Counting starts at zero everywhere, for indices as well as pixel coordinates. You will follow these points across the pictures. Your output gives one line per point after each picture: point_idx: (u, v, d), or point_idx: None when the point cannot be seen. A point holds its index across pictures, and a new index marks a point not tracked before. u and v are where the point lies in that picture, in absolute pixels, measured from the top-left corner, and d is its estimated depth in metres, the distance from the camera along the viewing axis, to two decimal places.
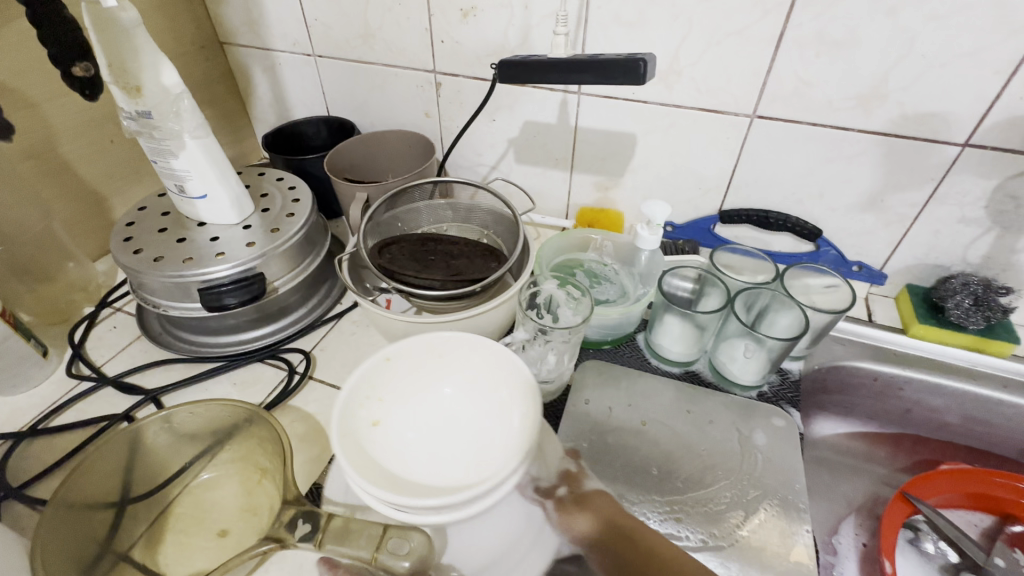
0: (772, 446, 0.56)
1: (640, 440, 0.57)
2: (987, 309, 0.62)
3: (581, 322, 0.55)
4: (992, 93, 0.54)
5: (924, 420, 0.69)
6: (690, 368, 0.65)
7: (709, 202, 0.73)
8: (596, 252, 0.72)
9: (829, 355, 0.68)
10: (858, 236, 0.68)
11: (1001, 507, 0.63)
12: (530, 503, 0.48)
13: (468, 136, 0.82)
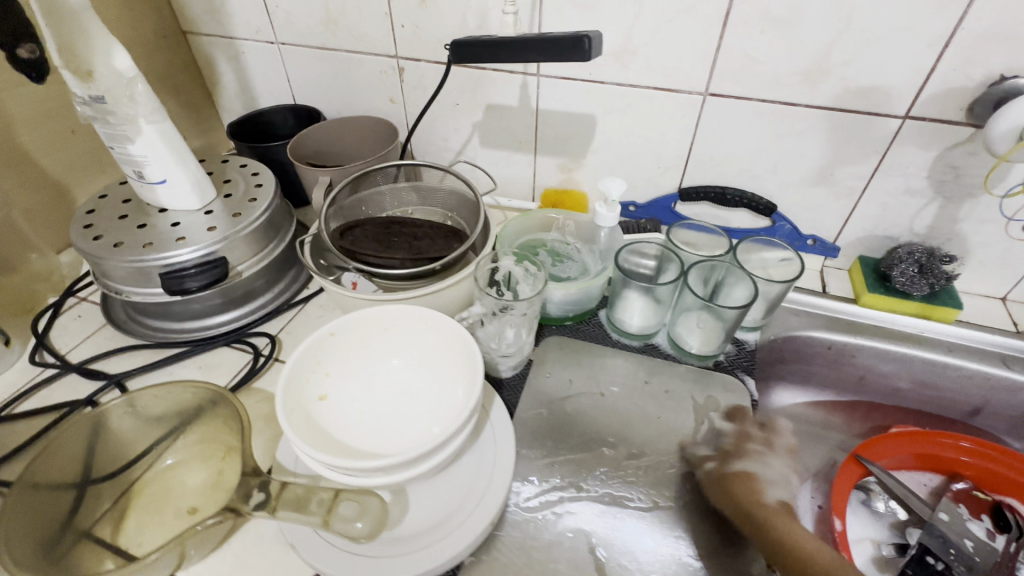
0: (725, 411, 0.59)
1: (597, 409, 0.59)
2: (932, 277, 0.64)
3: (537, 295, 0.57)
4: (927, 65, 0.56)
5: (877, 387, 0.72)
6: (649, 341, 0.67)
7: (669, 180, 0.75)
8: (559, 232, 0.73)
9: (785, 326, 0.70)
10: (810, 211, 0.71)
11: (947, 466, 0.66)
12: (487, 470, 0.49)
13: (433, 121, 0.82)
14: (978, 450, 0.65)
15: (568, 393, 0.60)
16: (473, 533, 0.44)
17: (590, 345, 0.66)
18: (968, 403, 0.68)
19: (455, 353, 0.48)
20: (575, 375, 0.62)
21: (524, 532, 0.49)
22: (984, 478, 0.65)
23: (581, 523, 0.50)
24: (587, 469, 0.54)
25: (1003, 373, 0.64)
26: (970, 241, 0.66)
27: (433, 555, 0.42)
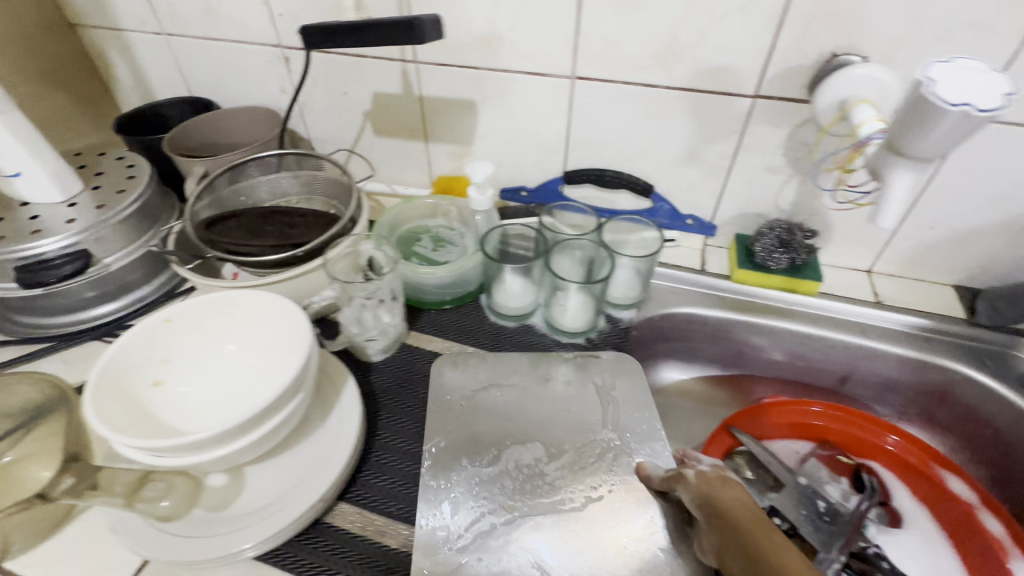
0: (620, 390, 0.60)
1: (496, 411, 0.57)
2: (792, 251, 0.67)
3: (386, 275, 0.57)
4: (767, 45, 0.57)
5: (755, 360, 0.74)
6: (526, 321, 0.68)
7: (553, 164, 0.76)
8: (444, 219, 0.74)
9: (663, 304, 0.72)
10: (685, 190, 0.72)
11: (810, 432, 0.68)
12: (334, 446, 0.50)
13: (325, 111, 0.82)
14: (831, 413, 0.68)
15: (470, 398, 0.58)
16: (300, 509, 0.45)
17: (466, 327, 0.67)
18: (836, 372, 0.71)
19: (287, 335, 0.48)
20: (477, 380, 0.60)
21: (367, 510, 0.49)
22: (841, 442, 0.68)
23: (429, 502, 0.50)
24: (442, 450, 0.54)
25: (861, 341, 0.67)
26: (831, 215, 0.68)
27: (255, 533, 0.43)
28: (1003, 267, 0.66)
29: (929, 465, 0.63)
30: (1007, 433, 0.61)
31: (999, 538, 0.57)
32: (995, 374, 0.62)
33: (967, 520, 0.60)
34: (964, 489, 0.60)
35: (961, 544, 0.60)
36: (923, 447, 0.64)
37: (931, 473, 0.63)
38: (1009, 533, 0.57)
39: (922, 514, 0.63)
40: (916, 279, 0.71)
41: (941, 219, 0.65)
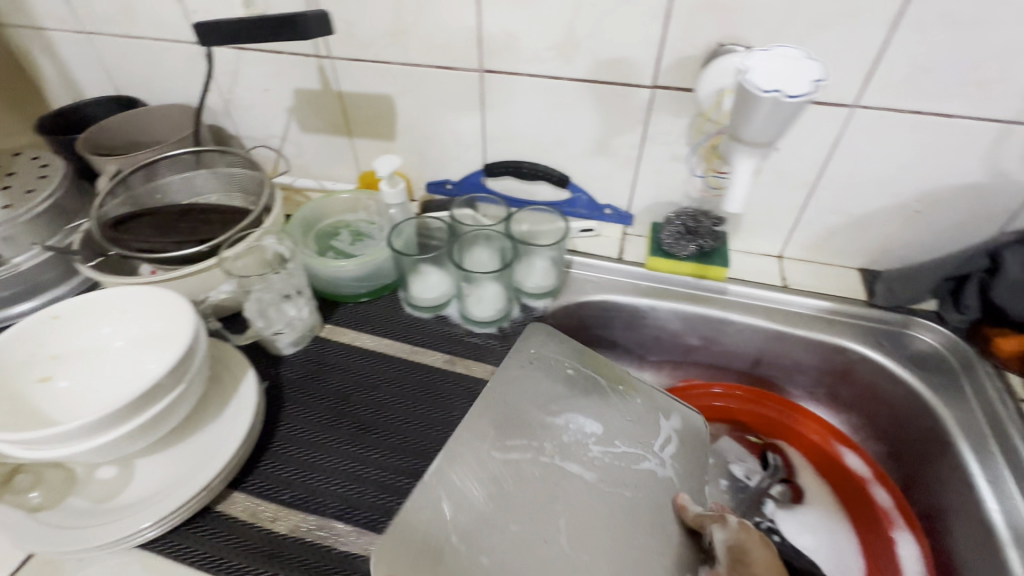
0: (683, 434, 0.58)
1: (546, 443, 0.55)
2: (698, 238, 0.70)
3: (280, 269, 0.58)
4: (658, 37, 0.59)
5: (673, 346, 0.75)
6: (441, 312, 0.69)
7: (473, 157, 0.77)
8: (365, 213, 0.75)
9: (580, 292, 0.73)
10: (600, 181, 0.74)
11: (716, 414, 0.69)
12: (226, 436, 0.51)
13: (249, 108, 0.82)
14: (730, 393, 0.69)
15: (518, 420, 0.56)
16: (185, 498, 0.46)
17: (380, 319, 0.68)
18: (747, 356, 0.73)
19: (174, 332, 0.49)
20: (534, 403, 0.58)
21: (258, 497, 0.50)
22: (746, 423, 0.69)
23: (323, 491, 0.51)
24: (341, 440, 0.55)
25: (767, 324, 0.69)
26: None
27: (135, 522, 0.45)
28: (901, 249, 0.69)
29: (827, 441, 0.65)
30: (900, 409, 0.63)
31: (887, 509, 0.59)
32: (890, 353, 0.64)
33: (860, 492, 0.61)
34: (859, 463, 0.62)
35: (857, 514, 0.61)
36: (823, 424, 0.66)
37: (829, 448, 0.64)
38: (896, 504, 0.59)
39: (822, 488, 0.65)
40: (824, 263, 0.73)
41: (839, 204, 0.67)
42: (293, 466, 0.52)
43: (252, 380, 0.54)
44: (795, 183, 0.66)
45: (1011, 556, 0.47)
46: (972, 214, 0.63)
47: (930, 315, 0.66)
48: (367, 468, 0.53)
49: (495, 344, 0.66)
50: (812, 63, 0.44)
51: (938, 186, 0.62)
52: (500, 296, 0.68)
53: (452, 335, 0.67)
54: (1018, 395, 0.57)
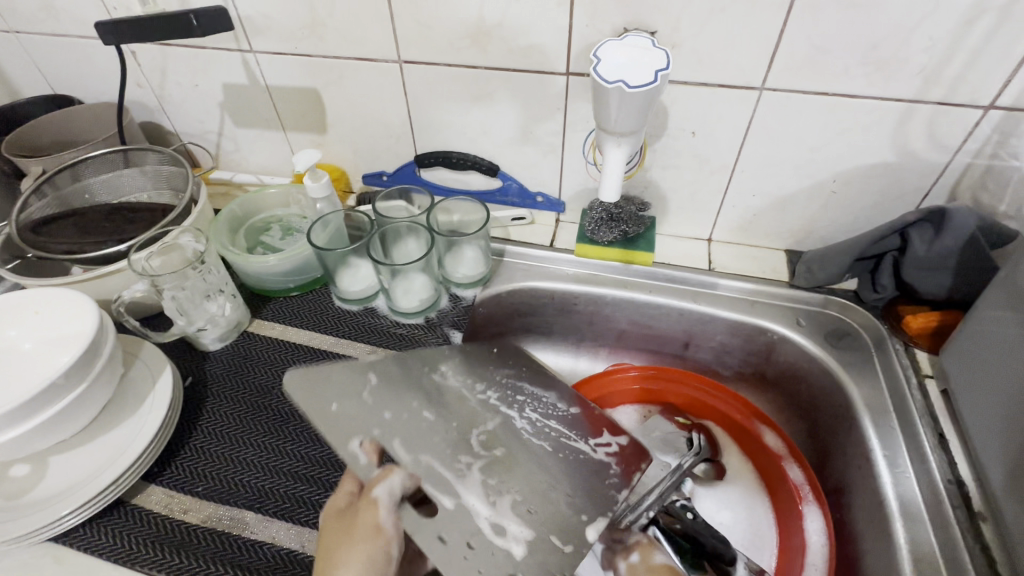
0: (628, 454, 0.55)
1: (499, 399, 0.58)
2: (622, 224, 0.70)
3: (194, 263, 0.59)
4: (566, 23, 0.59)
5: (606, 330, 0.76)
6: (369, 305, 0.70)
7: (404, 148, 0.78)
8: (297, 207, 0.76)
9: (511, 280, 0.74)
10: (529, 169, 0.74)
11: (636, 396, 0.71)
12: (141, 428, 0.52)
13: (181, 103, 0.81)
14: (647, 374, 0.70)
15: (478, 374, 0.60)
16: (95, 492, 0.48)
17: (310, 313, 0.69)
18: (677, 339, 0.74)
19: (81, 329, 0.50)
20: (502, 370, 0.62)
21: (174, 490, 0.51)
22: (672, 404, 0.70)
23: (237, 484, 0.52)
24: (259, 433, 0.56)
25: (692, 307, 0.70)
26: (663, 187, 0.71)
27: (42, 517, 0.46)
28: (823, 230, 0.69)
29: (748, 421, 0.66)
30: (816, 387, 0.64)
31: (798, 484, 0.60)
32: (808, 332, 0.65)
33: (774, 468, 0.63)
34: (775, 441, 0.63)
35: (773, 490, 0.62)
36: (745, 404, 0.67)
37: (750, 427, 0.65)
38: (807, 480, 0.60)
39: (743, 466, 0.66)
40: (751, 245, 0.74)
41: (759, 186, 0.67)
42: (211, 458, 0.54)
43: (169, 377, 0.56)
44: (715, 166, 0.67)
45: (898, 528, 0.49)
46: (886, 194, 0.63)
47: (848, 295, 0.67)
48: (283, 459, 0.54)
49: (421, 334, 0.67)
50: (655, 51, 0.47)
51: (851, 166, 0.62)
52: (424, 287, 0.68)
53: (379, 327, 0.67)
54: (923, 370, 0.59)
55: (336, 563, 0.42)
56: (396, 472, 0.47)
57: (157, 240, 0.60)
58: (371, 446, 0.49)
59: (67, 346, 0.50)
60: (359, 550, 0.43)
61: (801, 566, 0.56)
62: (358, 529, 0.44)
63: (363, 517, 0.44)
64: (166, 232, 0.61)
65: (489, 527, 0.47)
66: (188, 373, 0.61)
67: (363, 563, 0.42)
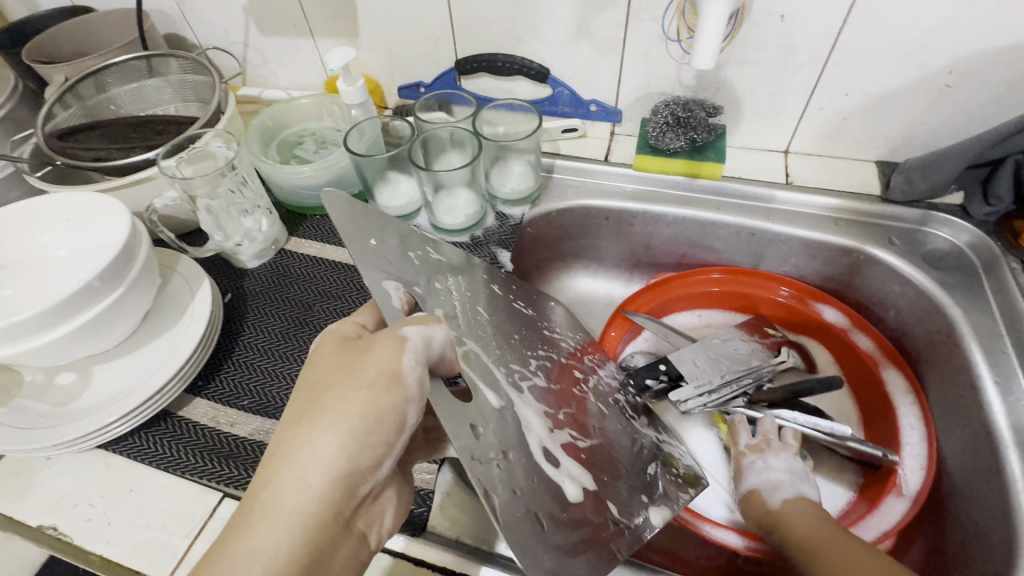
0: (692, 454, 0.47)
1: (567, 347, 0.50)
2: (690, 130, 0.62)
3: (225, 167, 0.54)
4: None
5: (666, 255, 0.70)
6: (410, 222, 0.65)
7: (444, 53, 0.70)
8: (331, 119, 0.70)
9: (561, 198, 0.68)
10: (583, 72, 0.66)
11: (708, 300, 0.65)
12: (183, 339, 0.50)
13: (202, 10, 0.74)
14: (729, 280, 0.64)
15: (547, 314, 0.52)
16: (139, 401, 0.46)
17: None
18: (744, 263, 0.67)
19: (112, 236, 0.47)
20: (553, 307, 0.54)
21: (219, 404, 0.49)
22: (732, 304, 0.65)
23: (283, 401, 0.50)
24: (302, 352, 0.53)
25: (766, 226, 0.63)
26: (738, 88, 0.62)
27: (89, 423, 0.45)
28: (927, 135, 0.60)
29: (804, 304, 0.60)
30: (908, 313, 0.58)
31: (870, 353, 0.56)
32: (902, 252, 0.58)
33: (866, 371, 0.57)
34: (836, 316, 0.59)
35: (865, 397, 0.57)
36: (798, 285, 0.61)
37: (806, 309, 0.60)
38: (909, 387, 0.53)
39: (819, 353, 0.61)
40: (837, 156, 0.65)
41: (855, 81, 0.58)
42: (255, 372, 0.52)
43: (207, 291, 0.53)
44: (804, 59, 0.57)
45: (1011, 460, 0.44)
46: (1014, 85, 0.53)
47: (953, 210, 0.58)
48: None
49: (466, 252, 0.62)
50: None
51: (974, 51, 0.52)
52: (470, 202, 0.63)
53: None
54: None
55: (327, 408, 0.34)
56: (436, 326, 0.38)
57: (187, 145, 0.56)
58: (407, 298, 0.41)
59: (98, 251, 0.47)
60: (358, 400, 0.34)
61: (896, 441, 0.52)
62: (364, 375, 0.35)
63: (375, 359, 0.35)
64: (198, 135, 0.56)
65: (540, 452, 0.38)
66: (226, 289, 0.59)
67: (362, 414, 0.34)
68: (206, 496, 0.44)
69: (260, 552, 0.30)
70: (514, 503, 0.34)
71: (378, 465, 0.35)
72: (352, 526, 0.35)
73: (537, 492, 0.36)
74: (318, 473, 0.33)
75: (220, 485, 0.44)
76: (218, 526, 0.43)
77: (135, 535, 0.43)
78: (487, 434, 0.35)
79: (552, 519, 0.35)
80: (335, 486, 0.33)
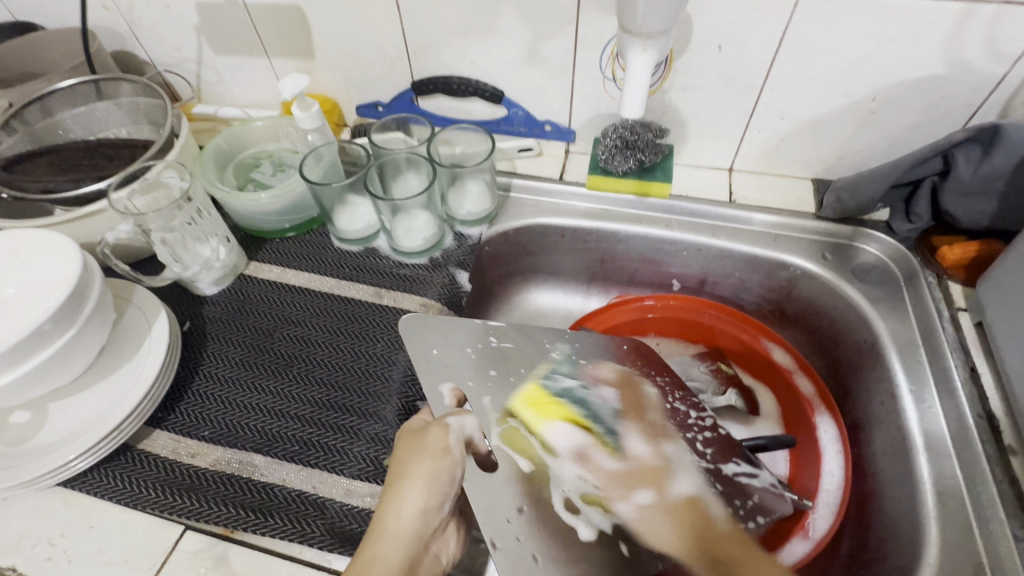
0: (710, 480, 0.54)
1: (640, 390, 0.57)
2: (638, 152, 0.64)
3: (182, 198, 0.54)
4: None
5: (620, 270, 0.73)
6: (370, 245, 0.66)
7: (400, 74, 0.71)
8: (288, 141, 0.70)
9: (518, 217, 0.70)
10: (536, 94, 0.68)
11: (651, 326, 0.68)
12: (141, 372, 0.51)
13: (151, 28, 0.73)
14: (665, 304, 0.68)
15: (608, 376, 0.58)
16: (97, 438, 0.47)
17: (309, 254, 0.65)
18: (692, 276, 0.70)
19: (66, 272, 0.47)
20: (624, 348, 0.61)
21: (178, 435, 0.50)
22: (687, 331, 0.69)
23: (242, 432, 0.51)
24: (264, 380, 0.54)
25: (711, 242, 0.66)
26: (682, 111, 0.65)
27: (48, 462, 0.45)
28: (856, 156, 0.64)
29: (754, 339, 0.65)
30: (840, 323, 0.62)
31: (809, 397, 0.61)
32: (834, 267, 0.62)
33: (801, 408, 0.61)
34: (783, 357, 0.63)
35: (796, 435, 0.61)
36: (750, 322, 0.66)
37: (756, 345, 0.65)
38: (839, 440, 0.57)
39: (766, 401, 0.65)
40: (777, 174, 0.69)
41: (790, 107, 0.61)
42: (214, 402, 0.53)
43: (164, 323, 0.54)
44: (742, 85, 0.60)
45: (921, 463, 0.48)
46: (930, 111, 0.57)
47: (879, 226, 0.62)
48: (287, 402, 0.53)
49: (425, 275, 0.63)
50: None
51: (893, 81, 0.56)
52: (428, 224, 0.64)
53: (381, 268, 0.64)
54: (957, 303, 0.55)
55: (405, 470, 0.45)
56: (468, 415, 0.50)
57: (139, 176, 0.56)
58: (457, 396, 0.53)
59: (50, 289, 0.47)
60: (431, 467, 0.46)
61: (816, 478, 0.56)
62: (432, 446, 0.47)
63: (431, 436, 0.47)
64: (148, 166, 0.56)
65: (563, 503, 0.50)
66: (184, 318, 0.59)
67: (427, 473, 0.45)
68: (167, 529, 0.45)
69: (379, 561, 0.41)
70: (520, 547, 0.46)
71: (443, 506, 0.46)
72: (428, 550, 0.44)
73: (546, 539, 0.47)
74: (411, 511, 0.44)
75: (182, 517, 0.46)
76: (179, 560, 0.44)
77: (97, 571, 0.43)
78: (510, 493, 0.49)
79: (550, 563, 0.46)
80: (418, 523, 0.44)
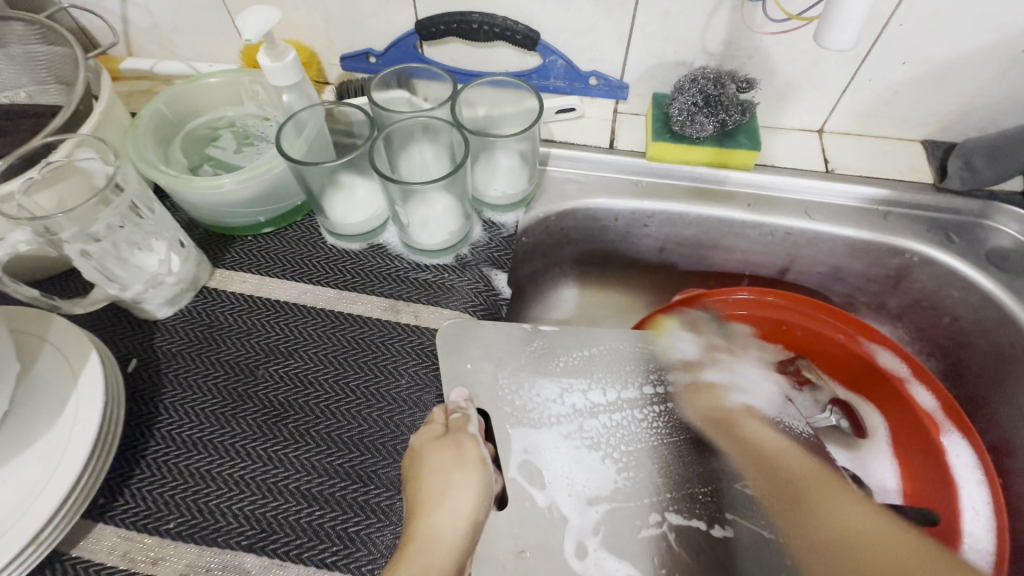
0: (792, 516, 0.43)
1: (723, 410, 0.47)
2: (720, 111, 0.50)
3: (110, 188, 0.37)
4: None
5: (682, 258, 0.59)
6: (375, 240, 0.50)
7: (399, 10, 0.53)
8: (254, 104, 0.53)
9: (561, 197, 0.55)
10: (583, 36, 0.52)
11: (734, 326, 0.53)
12: (62, 452, 0.35)
13: None
14: (757, 300, 0.51)
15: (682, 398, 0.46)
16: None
17: (295, 256, 0.49)
18: (774, 264, 0.57)
19: None
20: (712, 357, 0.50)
21: (133, 532, 0.36)
22: (766, 332, 0.53)
23: (227, 521, 0.37)
24: (249, 440, 0.40)
25: (806, 225, 0.53)
26: (775, 55, 0.50)
27: None
28: (987, 110, 0.51)
29: (853, 341, 0.51)
30: (968, 321, 0.50)
31: (930, 412, 0.48)
32: (962, 252, 0.50)
33: (922, 429, 0.49)
34: (893, 361, 0.50)
35: (912, 460, 0.50)
36: (848, 320, 0.51)
37: (856, 349, 0.51)
38: (986, 476, 0.45)
39: (871, 416, 0.53)
40: (878, 135, 0.55)
41: (918, 47, 0.47)
42: (181, 477, 0.38)
43: (96, 373, 0.37)
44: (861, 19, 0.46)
45: None
46: None
47: (1015, 199, 0.50)
48: (283, 471, 0.39)
49: (453, 279, 0.49)
50: None
51: None
52: (451, 215, 0.48)
53: (391, 272, 0.48)
54: None
55: (454, 474, 0.36)
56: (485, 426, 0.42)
57: (40, 159, 0.38)
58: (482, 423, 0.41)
59: None
60: (474, 484, 0.37)
61: (953, 523, 0.45)
62: (467, 458, 0.37)
63: (472, 439, 0.38)
64: (52, 143, 0.39)
65: (573, 548, 0.38)
66: (129, 354, 0.43)
67: (475, 477, 0.37)
68: None
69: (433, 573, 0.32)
70: None
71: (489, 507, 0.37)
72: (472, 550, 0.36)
73: None
74: (451, 535, 0.34)
75: None
76: None
77: None
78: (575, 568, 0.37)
79: None
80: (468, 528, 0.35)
